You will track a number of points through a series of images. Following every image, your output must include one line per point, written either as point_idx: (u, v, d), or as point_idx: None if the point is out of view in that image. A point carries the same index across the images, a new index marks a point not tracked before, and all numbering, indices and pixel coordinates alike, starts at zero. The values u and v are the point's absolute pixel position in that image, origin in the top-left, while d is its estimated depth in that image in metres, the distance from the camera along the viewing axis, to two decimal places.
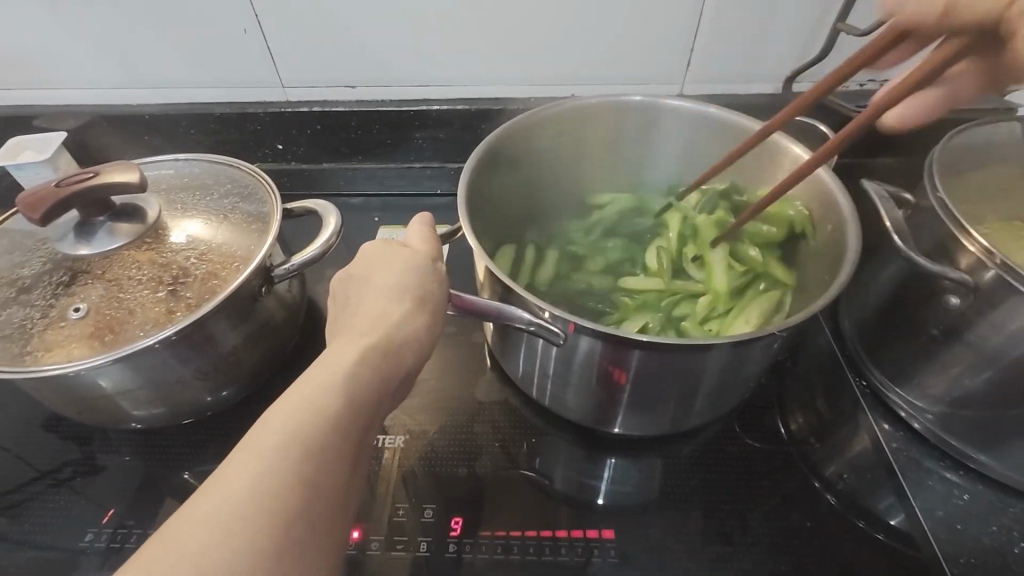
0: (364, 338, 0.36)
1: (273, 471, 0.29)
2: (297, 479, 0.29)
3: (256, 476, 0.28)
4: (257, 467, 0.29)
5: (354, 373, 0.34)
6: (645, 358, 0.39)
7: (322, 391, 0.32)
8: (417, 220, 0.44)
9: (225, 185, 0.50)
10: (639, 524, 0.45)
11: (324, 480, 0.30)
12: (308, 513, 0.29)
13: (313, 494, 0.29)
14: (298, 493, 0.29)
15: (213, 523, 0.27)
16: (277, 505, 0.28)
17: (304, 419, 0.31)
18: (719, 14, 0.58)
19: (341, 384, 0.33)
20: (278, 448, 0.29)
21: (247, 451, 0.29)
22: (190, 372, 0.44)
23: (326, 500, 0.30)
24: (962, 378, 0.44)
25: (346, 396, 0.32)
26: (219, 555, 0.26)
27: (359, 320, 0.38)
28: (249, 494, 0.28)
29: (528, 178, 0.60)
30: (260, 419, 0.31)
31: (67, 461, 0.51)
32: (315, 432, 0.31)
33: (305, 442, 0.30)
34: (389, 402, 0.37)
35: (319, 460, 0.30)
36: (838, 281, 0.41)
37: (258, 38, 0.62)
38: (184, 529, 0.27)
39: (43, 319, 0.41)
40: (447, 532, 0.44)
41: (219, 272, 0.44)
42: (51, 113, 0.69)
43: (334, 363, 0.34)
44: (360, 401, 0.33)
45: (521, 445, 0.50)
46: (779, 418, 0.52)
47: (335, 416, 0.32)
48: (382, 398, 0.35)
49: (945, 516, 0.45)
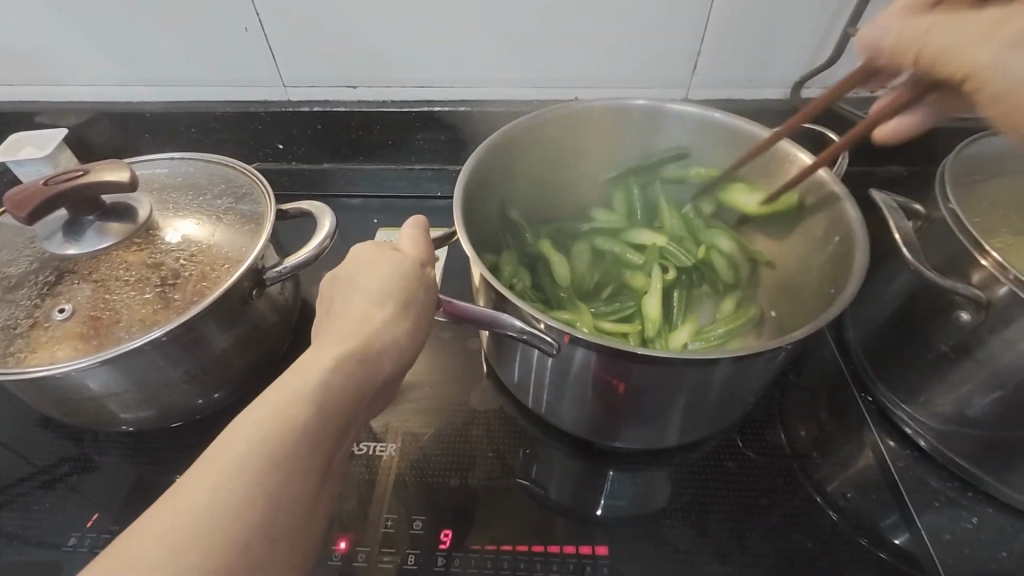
0: (344, 343, 0.35)
1: (241, 481, 0.28)
2: (265, 490, 0.28)
3: (221, 486, 0.27)
4: (225, 477, 0.28)
5: (331, 381, 0.33)
6: (642, 370, 0.38)
7: (297, 399, 0.31)
8: (411, 223, 0.43)
9: (219, 185, 0.50)
10: (633, 538, 0.44)
11: (294, 491, 0.29)
12: (276, 525, 0.28)
13: (282, 507, 0.29)
14: (264, 504, 0.28)
15: (175, 534, 0.26)
16: (245, 515, 0.27)
17: (277, 428, 0.30)
18: (726, 17, 0.57)
19: (318, 392, 0.32)
20: (247, 457, 0.28)
21: (217, 459, 0.28)
22: (177, 376, 0.43)
23: (295, 510, 0.29)
24: (971, 398, 0.43)
25: (321, 404, 0.32)
26: (180, 568, 0.25)
27: (343, 325, 0.37)
28: (214, 503, 0.27)
29: (529, 184, 0.59)
30: (230, 427, 0.30)
31: (55, 460, 0.50)
32: (289, 441, 0.30)
33: (276, 450, 0.29)
34: (364, 411, 0.36)
35: (288, 470, 0.29)
36: (841, 298, 0.39)
37: (258, 37, 0.62)
38: (146, 538, 0.26)
39: (28, 320, 0.40)
40: (436, 545, 0.43)
41: (209, 274, 0.43)
42: (52, 110, 0.68)
43: (308, 371, 0.33)
44: (335, 409, 0.32)
45: (515, 455, 0.49)
46: (781, 431, 0.50)
47: (309, 425, 0.31)
48: (359, 405, 0.35)
49: (952, 539, 0.43)
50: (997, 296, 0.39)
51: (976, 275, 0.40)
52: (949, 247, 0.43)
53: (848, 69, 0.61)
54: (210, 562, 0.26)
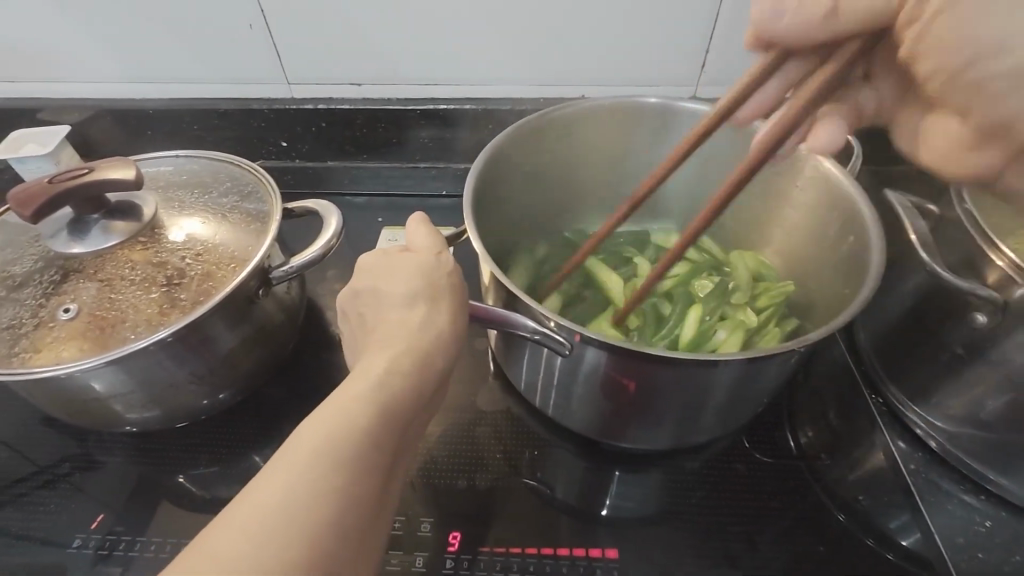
0: (394, 345, 0.35)
1: (310, 476, 0.28)
2: (332, 485, 0.28)
3: (292, 481, 0.28)
4: (296, 472, 0.28)
5: (391, 378, 0.32)
6: (654, 371, 0.38)
7: (359, 400, 0.31)
8: (415, 220, 0.42)
9: (224, 183, 0.49)
10: (643, 541, 0.43)
11: (360, 487, 0.29)
12: (345, 520, 0.28)
13: (350, 500, 0.28)
14: (335, 501, 0.28)
15: (253, 525, 0.26)
16: (317, 509, 0.27)
17: (344, 425, 0.29)
18: (735, 14, 0.57)
19: (376, 390, 0.31)
20: (317, 453, 0.28)
21: (291, 457, 0.29)
22: (183, 376, 0.43)
23: (361, 506, 0.29)
24: (986, 400, 0.42)
25: (382, 402, 0.31)
26: (262, 559, 0.26)
27: (384, 328, 0.36)
28: (287, 497, 0.27)
29: (540, 181, 0.59)
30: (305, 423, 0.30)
31: (59, 461, 0.50)
32: (355, 435, 0.29)
33: (348, 444, 0.29)
34: (425, 410, 0.36)
35: (352, 467, 0.29)
36: (858, 297, 0.39)
37: (263, 34, 0.61)
38: (229, 530, 0.27)
39: (33, 319, 0.40)
40: (444, 547, 0.43)
41: (215, 273, 0.43)
42: (54, 107, 0.68)
43: (366, 371, 0.33)
44: (395, 406, 0.32)
45: (523, 457, 0.49)
46: (791, 434, 0.50)
47: (370, 424, 0.30)
48: (420, 403, 0.34)
49: (965, 542, 0.43)
50: (1013, 297, 0.39)
51: (992, 276, 0.40)
52: (963, 248, 0.42)
53: None
54: (283, 555, 0.26)
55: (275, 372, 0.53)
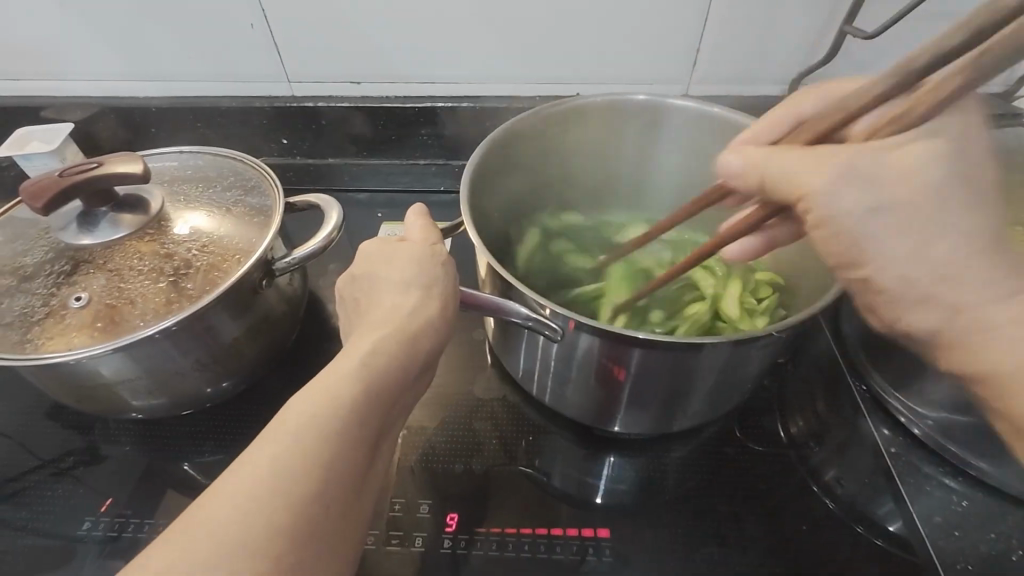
0: (385, 329, 0.36)
1: (295, 452, 0.29)
2: (317, 461, 0.29)
3: (277, 457, 0.29)
4: (281, 448, 0.29)
5: (376, 360, 0.34)
6: (643, 356, 0.39)
7: (345, 379, 0.32)
8: (413, 211, 0.44)
9: (228, 178, 0.51)
10: (635, 523, 0.45)
11: (344, 463, 0.30)
12: (328, 494, 0.29)
13: (332, 472, 0.29)
14: (321, 473, 0.29)
15: (239, 498, 0.27)
16: (303, 480, 0.28)
17: (328, 404, 0.31)
18: (725, 14, 0.58)
19: (363, 370, 0.33)
20: (302, 430, 0.29)
21: (278, 432, 0.30)
22: (189, 364, 0.44)
23: (346, 482, 0.30)
24: (963, 385, 0.44)
25: (366, 383, 0.32)
26: (249, 525, 0.27)
27: (375, 315, 0.38)
28: (273, 471, 0.28)
29: (534, 175, 0.60)
30: (291, 402, 0.31)
31: (68, 449, 0.51)
32: (339, 412, 0.31)
33: (334, 420, 0.30)
34: (410, 394, 0.37)
35: (337, 444, 0.30)
36: (838, 284, 0.41)
37: (264, 33, 0.62)
38: (214, 504, 0.27)
39: (44, 308, 0.41)
40: (442, 528, 0.44)
41: (220, 264, 0.44)
42: (59, 104, 0.69)
43: (352, 355, 0.34)
44: (381, 388, 0.33)
45: (519, 443, 0.50)
46: (778, 421, 0.51)
47: (356, 401, 0.31)
48: (405, 386, 0.35)
49: (943, 522, 0.45)
50: None
51: None
52: None
53: (846, 65, 0.62)
54: (268, 526, 0.27)
55: (278, 363, 0.55)
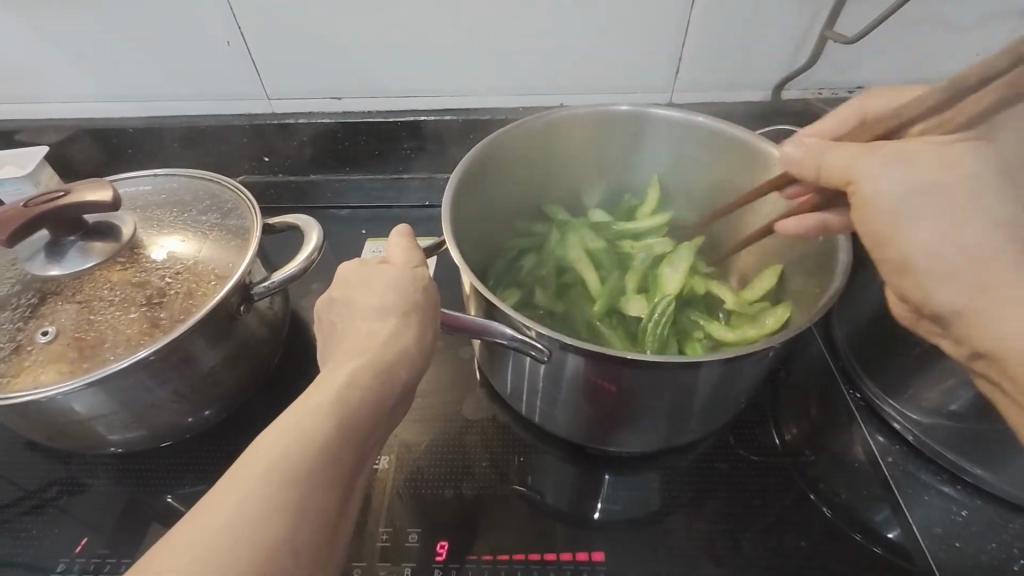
0: (361, 356, 0.35)
1: (262, 495, 0.28)
2: (288, 502, 0.28)
3: (244, 501, 0.27)
4: (245, 492, 0.28)
5: (348, 393, 0.32)
6: (632, 374, 0.38)
7: (314, 414, 0.31)
8: (397, 232, 0.43)
9: (204, 200, 0.49)
10: (629, 543, 0.44)
11: (316, 503, 0.29)
12: (300, 537, 0.28)
13: (301, 515, 0.28)
14: (290, 516, 0.28)
15: (203, 546, 0.26)
16: (270, 526, 0.27)
17: (299, 443, 0.29)
18: (705, 22, 0.58)
19: (334, 405, 0.32)
20: (269, 471, 0.28)
21: (242, 474, 0.28)
22: (166, 396, 0.42)
23: (318, 523, 0.29)
24: (956, 391, 0.43)
25: (338, 418, 0.31)
26: None
27: (351, 342, 0.36)
28: (241, 515, 0.27)
29: (517, 189, 0.59)
30: (257, 441, 0.30)
31: (42, 485, 0.49)
32: (309, 451, 0.29)
33: (302, 460, 0.29)
34: (388, 422, 0.36)
35: (307, 483, 0.29)
36: (831, 295, 0.40)
37: (241, 51, 0.61)
38: (174, 552, 0.26)
39: (11, 342, 0.40)
40: (432, 557, 0.43)
41: (196, 290, 0.43)
42: (32, 128, 0.67)
43: (326, 386, 0.33)
44: (355, 421, 0.32)
45: (510, 463, 0.49)
46: (773, 430, 0.51)
47: (329, 438, 0.30)
48: (380, 416, 0.34)
49: (943, 532, 0.44)
50: None
51: None
52: None
53: (828, 69, 0.62)
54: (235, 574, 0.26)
55: (262, 388, 0.53)
